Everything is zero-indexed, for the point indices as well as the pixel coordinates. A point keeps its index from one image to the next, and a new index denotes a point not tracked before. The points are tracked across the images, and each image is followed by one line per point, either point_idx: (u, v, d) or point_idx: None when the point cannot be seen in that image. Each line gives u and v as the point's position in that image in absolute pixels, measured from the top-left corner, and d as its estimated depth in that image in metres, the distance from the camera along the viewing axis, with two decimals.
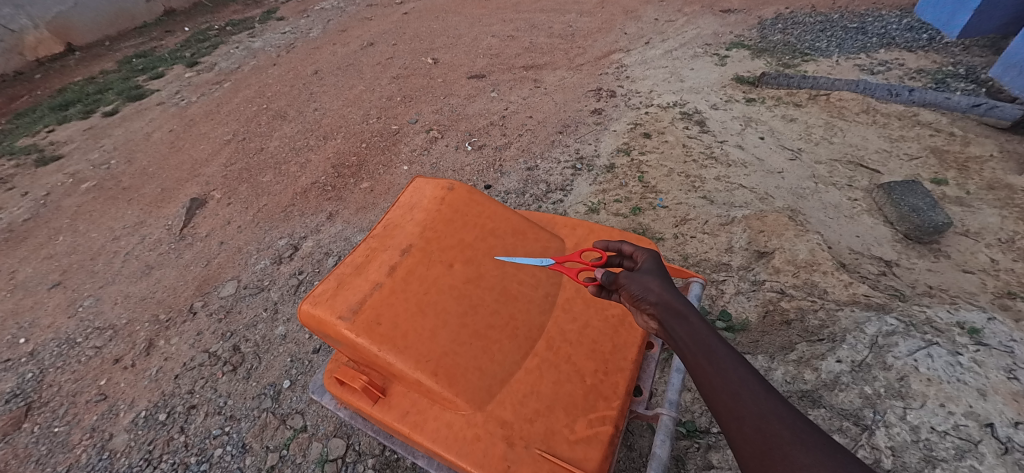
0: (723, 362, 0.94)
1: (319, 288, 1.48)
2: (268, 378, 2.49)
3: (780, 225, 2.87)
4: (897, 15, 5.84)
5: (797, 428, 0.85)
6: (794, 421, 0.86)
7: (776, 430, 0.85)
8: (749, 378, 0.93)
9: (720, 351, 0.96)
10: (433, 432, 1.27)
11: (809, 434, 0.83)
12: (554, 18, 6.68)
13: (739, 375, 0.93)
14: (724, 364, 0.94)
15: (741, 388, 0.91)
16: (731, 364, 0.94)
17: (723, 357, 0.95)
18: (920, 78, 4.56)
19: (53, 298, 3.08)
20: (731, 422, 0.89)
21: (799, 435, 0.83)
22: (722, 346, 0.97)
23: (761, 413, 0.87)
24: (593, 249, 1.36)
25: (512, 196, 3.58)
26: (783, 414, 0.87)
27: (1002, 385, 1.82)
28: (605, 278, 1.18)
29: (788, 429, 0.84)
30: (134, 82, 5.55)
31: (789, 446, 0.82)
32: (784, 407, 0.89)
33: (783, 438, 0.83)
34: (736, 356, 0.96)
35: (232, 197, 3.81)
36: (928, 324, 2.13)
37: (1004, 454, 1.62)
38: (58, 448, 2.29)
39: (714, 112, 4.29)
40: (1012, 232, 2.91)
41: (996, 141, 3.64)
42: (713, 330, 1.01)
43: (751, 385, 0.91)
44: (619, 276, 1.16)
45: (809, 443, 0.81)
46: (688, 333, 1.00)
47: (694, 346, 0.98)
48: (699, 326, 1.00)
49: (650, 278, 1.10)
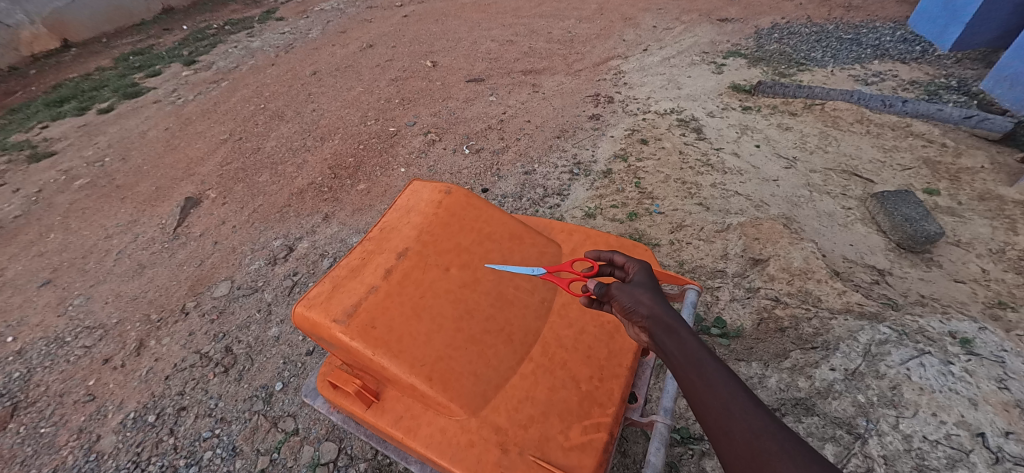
0: (713, 376, 0.95)
1: (313, 290, 1.47)
2: (261, 380, 2.46)
3: (774, 233, 2.89)
4: (891, 27, 5.92)
5: (787, 442, 0.85)
6: (785, 436, 0.86)
7: (766, 445, 0.85)
8: (740, 392, 0.93)
9: (710, 366, 0.97)
10: (426, 438, 1.26)
11: (798, 447, 0.84)
12: (553, 24, 6.71)
13: (730, 389, 0.93)
14: (713, 379, 0.95)
15: (731, 402, 0.91)
16: (721, 379, 0.95)
17: (713, 371, 0.96)
18: (913, 89, 4.61)
19: (43, 297, 3.05)
20: (721, 437, 0.90)
21: (788, 450, 0.84)
22: (712, 360, 0.97)
23: (751, 428, 0.88)
24: (586, 258, 1.36)
25: (509, 199, 3.58)
26: (773, 429, 0.87)
27: (993, 395, 1.83)
28: (598, 290, 1.18)
29: (777, 443, 0.85)
30: (130, 80, 5.52)
31: (779, 462, 0.82)
32: (775, 422, 0.89)
33: (772, 452, 0.84)
34: (726, 370, 0.96)
35: (227, 197, 3.78)
36: (921, 333, 2.15)
37: (995, 463, 1.63)
38: (45, 449, 2.26)
39: (711, 119, 4.32)
40: (1004, 243, 2.94)
41: (987, 153, 3.69)
42: (704, 344, 1.02)
43: (741, 399, 0.92)
44: (611, 287, 1.17)
45: (799, 459, 0.81)
46: (679, 348, 1.00)
47: (684, 360, 0.99)
48: (689, 340, 1.01)
49: (641, 290, 1.11)
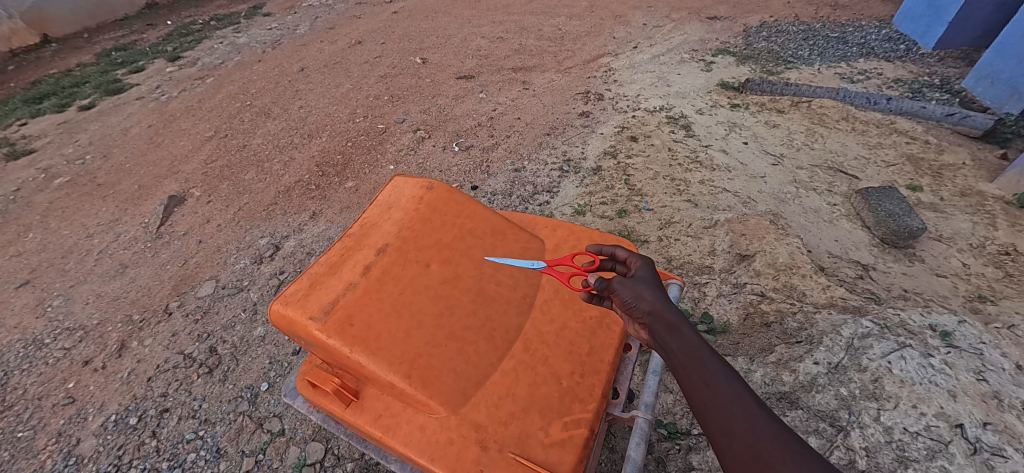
0: (714, 375, 0.95)
1: (291, 287, 1.46)
2: (246, 381, 2.44)
3: (761, 229, 2.92)
4: (876, 26, 5.99)
5: (787, 444, 0.84)
6: (787, 439, 0.85)
7: (766, 448, 0.84)
8: (741, 393, 0.93)
9: (711, 365, 0.96)
10: (406, 437, 1.26)
11: (801, 452, 0.83)
12: (544, 21, 6.70)
13: (731, 389, 0.93)
14: (715, 379, 0.94)
15: (733, 402, 0.91)
16: (722, 379, 0.94)
17: (715, 370, 0.95)
18: (897, 87, 4.67)
19: (20, 298, 2.99)
20: (720, 437, 0.90)
21: (789, 454, 0.83)
22: (713, 359, 0.97)
23: (751, 429, 0.87)
24: (586, 251, 1.37)
25: (499, 197, 3.57)
26: (774, 432, 0.86)
27: (971, 387, 1.87)
28: (598, 284, 1.19)
29: (778, 445, 0.84)
30: (112, 76, 5.41)
31: (779, 463, 0.82)
32: (777, 425, 0.88)
33: (773, 455, 0.83)
34: (728, 370, 0.96)
35: (212, 195, 3.73)
36: (902, 326, 2.18)
37: (973, 454, 1.67)
38: (22, 454, 2.21)
39: (700, 117, 4.35)
40: (983, 238, 2.99)
41: (968, 149, 3.75)
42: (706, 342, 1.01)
43: (742, 399, 0.91)
44: (611, 282, 1.17)
45: (800, 461, 0.81)
46: (681, 346, 1.00)
47: (685, 358, 0.99)
48: (690, 338, 1.00)
49: (642, 286, 1.12)
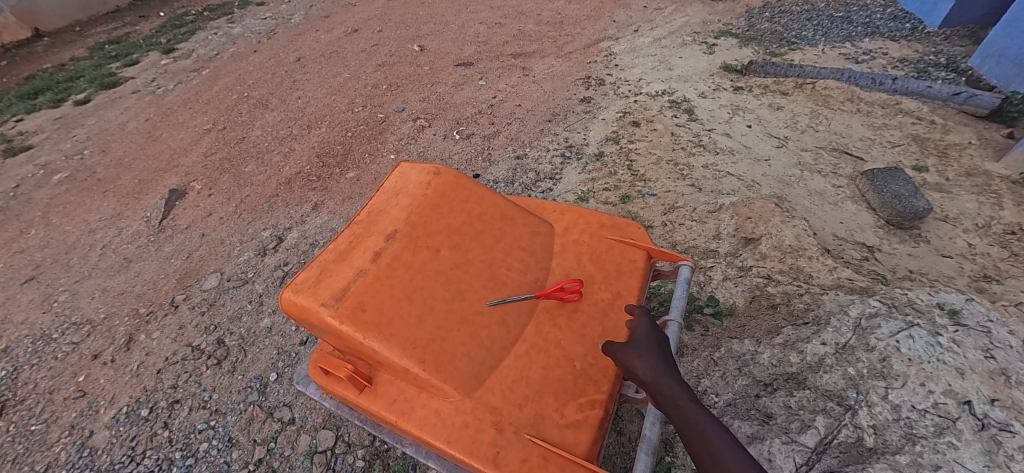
0: (713, 442, 1.05)
1: (300, 275, 1.45)
2: (255, 371, 2.44)
3: (767, 212, 2.91)
4: (881, 4, 5.88)
5: None
6: None
7: None
8: (741, 457, 1.02)
9: (710, 432, 1.07)
10: (421, 421, 1.26)
11: None
12: (543, 6, 6.59)
13: (732, 455, 1.03)
14: (714, 445, 1.05)
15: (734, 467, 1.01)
16: (721, 444, 1.05)
17: (713, 437, 1.06)
18: (902, 67, 4.62)
19: (26, 294, 2.98)
20: None
21: None
22: (713, 427, 1.07)
23: None
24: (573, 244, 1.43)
25: (501, 185, 3.55)
26: None
27: (979, 364, 1.86)
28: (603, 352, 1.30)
29: None
30: (107, 69, 5.35)
31: None
32: None
33: None
34: (726, 434, 1.06)
35: (213, 188, 3.71)
36: (910, 305, 2.18)
37: (981, 430, 1.66)
38: (36, 446, 2.23)
39: (702, 100, 4.30)
40: (989, 218, 2.97)
41: (974, 129, 3.71)
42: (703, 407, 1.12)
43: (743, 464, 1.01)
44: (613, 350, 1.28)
45: None
46: (681, 416, 1.11)
47: (687, 428, 1.09)
48: (688, 408, 1.11)
49: (639, 356, 1.23)
